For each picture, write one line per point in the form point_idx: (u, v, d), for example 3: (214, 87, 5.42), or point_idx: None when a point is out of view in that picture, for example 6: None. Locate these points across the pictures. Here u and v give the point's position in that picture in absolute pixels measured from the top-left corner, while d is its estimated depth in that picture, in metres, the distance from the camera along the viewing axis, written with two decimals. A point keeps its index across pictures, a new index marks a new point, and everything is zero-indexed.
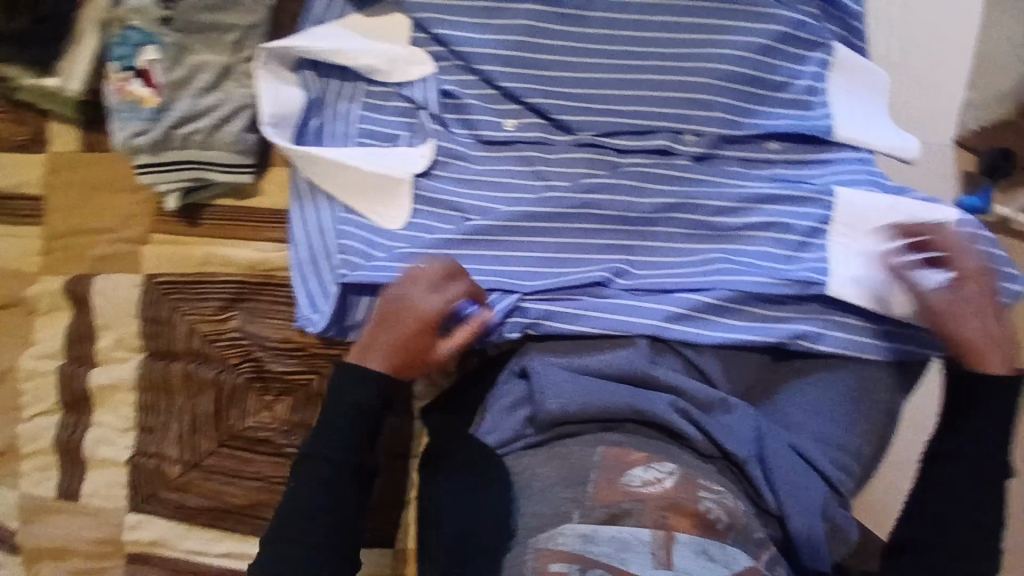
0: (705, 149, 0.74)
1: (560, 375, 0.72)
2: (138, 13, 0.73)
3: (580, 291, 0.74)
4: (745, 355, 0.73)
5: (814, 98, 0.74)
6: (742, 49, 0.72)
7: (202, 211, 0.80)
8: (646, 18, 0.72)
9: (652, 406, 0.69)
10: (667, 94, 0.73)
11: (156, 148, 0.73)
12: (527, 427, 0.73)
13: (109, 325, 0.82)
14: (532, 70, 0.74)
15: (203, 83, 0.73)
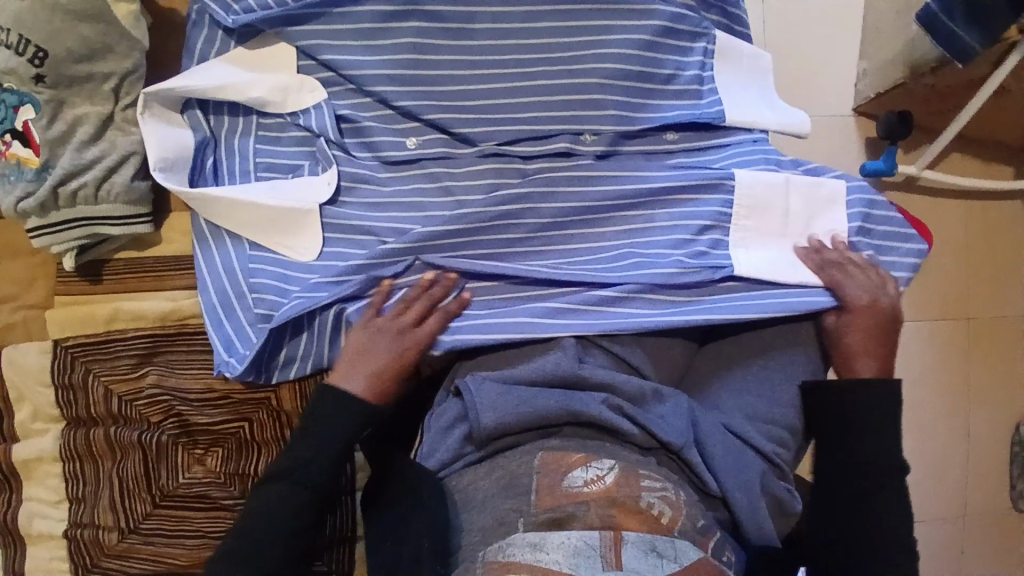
0: (606, 147, 0.75)
1: (492, 389, 0.70)
2: (7, 74, 0.69)
3: (502, 300, 0.74)
4: (665, 345, 0.74)
5: (704, 86, 0.77)
6: (625, 47, 0.74)
7: (103, 267, 0.78)
8: (530, 26, 0.73)
9: (586, 407, 0.67)
10: (561, 97, 0.74)
11: (44, 209, 0.71)
12: (466, 445, 0.71)
13: (24, 396, 0.79)
14: (425, 87, 0.74)
15: (86, 135, 0.71)
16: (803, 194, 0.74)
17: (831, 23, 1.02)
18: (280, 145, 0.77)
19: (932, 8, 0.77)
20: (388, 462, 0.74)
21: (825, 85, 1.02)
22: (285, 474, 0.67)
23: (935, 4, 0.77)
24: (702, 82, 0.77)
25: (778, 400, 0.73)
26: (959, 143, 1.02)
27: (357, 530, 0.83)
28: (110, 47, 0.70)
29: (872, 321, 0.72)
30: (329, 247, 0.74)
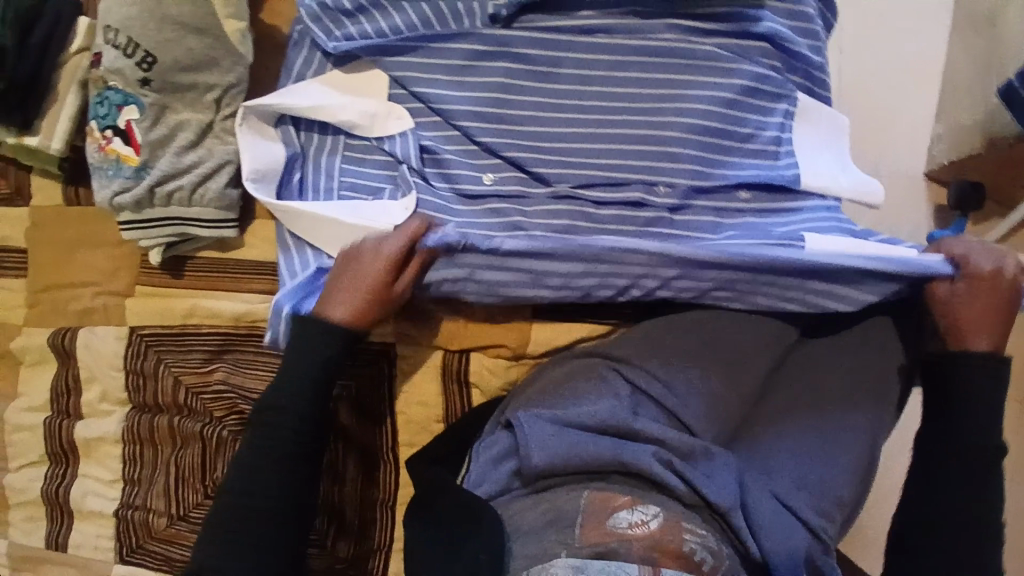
0: (679, 200, 0.75)
1: (545, 428, 0.72)
2: (113, 74, 0.73)
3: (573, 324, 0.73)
4: (720, 404, 0.76)
5: (782, 148, 0.77)
6: (707, 103, 0.74)
7: (185, 263, 0.81)
8: (614, 75, 0.75)
9: (637, 458, 0.69)
10: (639, 148, 0.75)
11: (138, 206, 0.75)
12: (514, 480, 0.73)
13: (94, 378, 0.83)
14: (507, 126, 0.77)
15: (185, 141, 0.74)
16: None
17: (907, 85, 1.02)
18: (365, 168, 0.80)
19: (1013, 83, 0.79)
20: (432, 486, 0.75)
21: (897, 148, 1.02)
22: (273, 411, 0.72)
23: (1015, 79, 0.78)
24: (778, 144, 0.77)
25: (829, 471, 0.73)
26: None
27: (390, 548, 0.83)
28: (216, 61, 0.73)
29: (995, 290, 0.66)
30: None
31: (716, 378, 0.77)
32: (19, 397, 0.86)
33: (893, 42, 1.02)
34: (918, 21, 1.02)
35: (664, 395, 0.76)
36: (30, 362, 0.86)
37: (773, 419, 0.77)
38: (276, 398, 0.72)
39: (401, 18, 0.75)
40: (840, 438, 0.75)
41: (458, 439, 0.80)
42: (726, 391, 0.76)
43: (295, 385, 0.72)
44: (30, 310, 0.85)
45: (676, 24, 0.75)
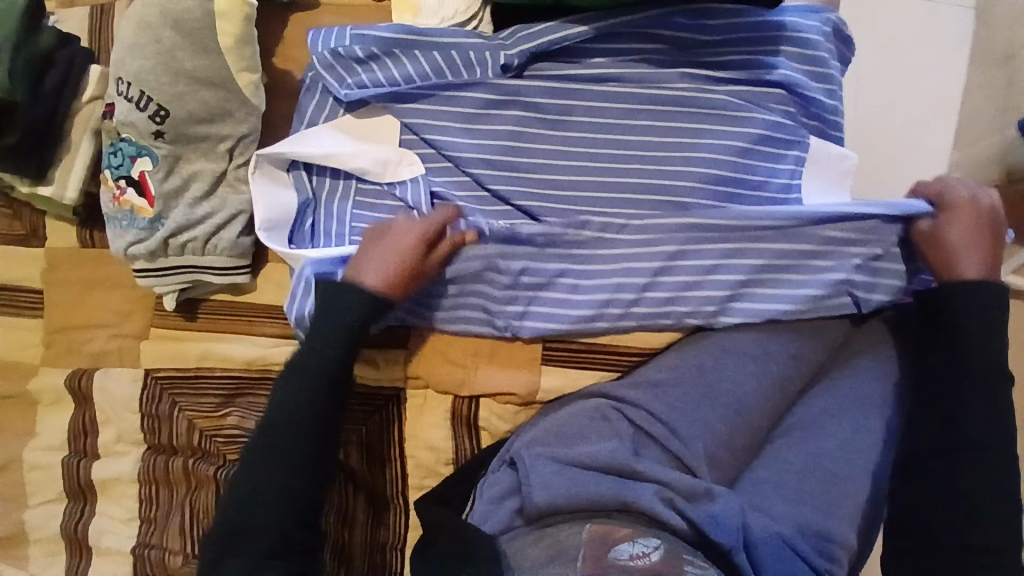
0: (683, 243, 0.72)
1: (548, 468, 0.70)
2: (126, 126, 0.73)
3: None
4: (730, 443, 0.72)
5: (790, 195, 0.75)
6: (721, 152, 0.72)
7: (200, 307, 0.82)
8: (626, 122, 0.73)
9: (638, 497, 0.66)
10: (650, 197, 0.74)
11: (152, 256, 0.76)
12: (516, 519, 0.71)
13: (109, 420, 0.84)
14: (517, 173, 0.76)
15: (198, 191, 0.75)
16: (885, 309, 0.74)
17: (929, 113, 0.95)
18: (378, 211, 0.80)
19: None
20: (438, 523, 0.75)
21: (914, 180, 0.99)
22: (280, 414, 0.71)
23: None
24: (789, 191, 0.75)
25: (845, 517, 0.70)
26: None
27: None
28: (230, 112, 0.74)
29: (975, 216, 0.71)
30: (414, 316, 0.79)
31: (728, 427, 0.72)
32: (36, 436, 0.88)
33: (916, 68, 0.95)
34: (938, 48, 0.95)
35: (671, 438, 0.72)
36: (47, 402, 0.87)
37: (790, 462, 0.72)
38: (268, 465, 0.69)
39: (413, 67, 0.75)
40: (855, 484, 0.71)
41: (466, 481, 0.79)
42: (738, 438, 0.73)
43: (286, 447, 0.70)
44: (46, 351, 0.87)
45: (690, 72, 0.73)
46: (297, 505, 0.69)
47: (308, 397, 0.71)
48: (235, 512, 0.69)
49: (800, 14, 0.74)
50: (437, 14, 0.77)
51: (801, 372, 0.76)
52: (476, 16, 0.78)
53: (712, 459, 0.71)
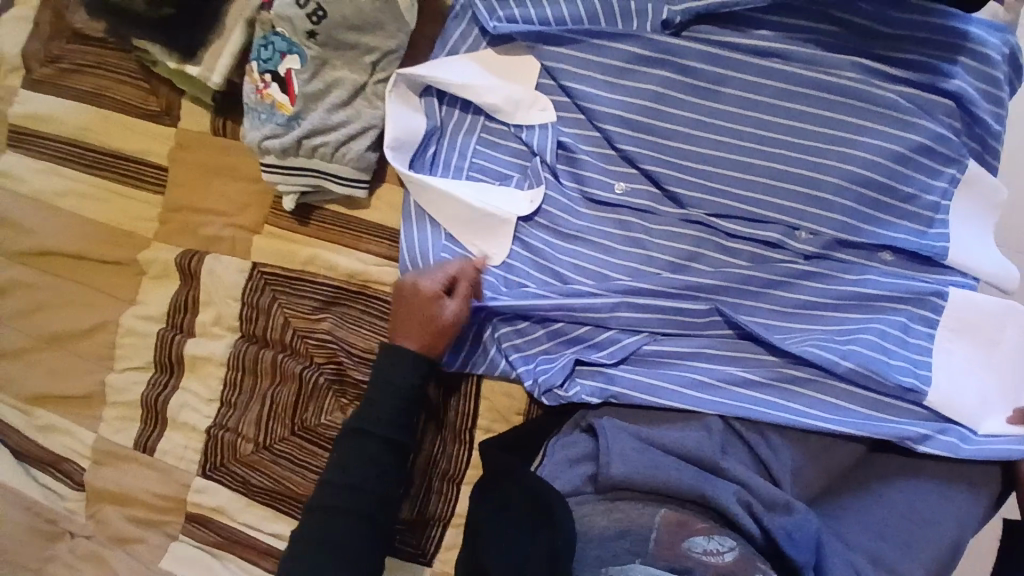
0: (818, 249, 0.72)
1: (628, 443, 0.73)
2: (283, 21, 0.74)
3: (675, 351, 0.74)
4: (817, 463, 0.73)
5: (937, 216, 0.71)
6: (877, 154, 0.69)
7: (312, 213, 0.85)
8: (782, 105, 0.70)
9: (718, 495, 0.69)
10: (789, 187, 0.71)
11: (284, 152, 0.77)
12: (587, 485, 0.75)
13: (211, 302, 0.87)
14: (652, 137, 0.74)
15: (338, 98, 0.76)
16: (1016, 341, 0.70)
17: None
18: (500, 151, 0.80)
19: None
20: (506, 471, 0.76)
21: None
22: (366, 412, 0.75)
23: None
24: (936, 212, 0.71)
25: (910, 554, 0.71)
26: None
27: (450, 519, 0.84)
28: (383, 24, 0.74)
29: None
30: (512, 259, 0.78)
31: (817, 446, 0.73)
32: (136, 304, 0.91)
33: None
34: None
35: (759, 445, 0.73)
36: (153, 274, 0.91)
37: (867, 487, 0.74)
38: (354, 466, 0.73)
39: (567, 10, 0.74)
40: (936, 523, 0.71)
41: (537, 434, 0.81)
42: (825, 460, 0.74)
43: (373, 451, 0.73)
44: (161, 226, 0.90)
45: (861, 62, 0.70)
46: (375, 504, 0.73)
47: (393, 399, 0.74)
48: (323, 498, 0.73)
49: (984, 28, 0.69)
50: None
51: None
52: None
53: (797, 471, 0.73)
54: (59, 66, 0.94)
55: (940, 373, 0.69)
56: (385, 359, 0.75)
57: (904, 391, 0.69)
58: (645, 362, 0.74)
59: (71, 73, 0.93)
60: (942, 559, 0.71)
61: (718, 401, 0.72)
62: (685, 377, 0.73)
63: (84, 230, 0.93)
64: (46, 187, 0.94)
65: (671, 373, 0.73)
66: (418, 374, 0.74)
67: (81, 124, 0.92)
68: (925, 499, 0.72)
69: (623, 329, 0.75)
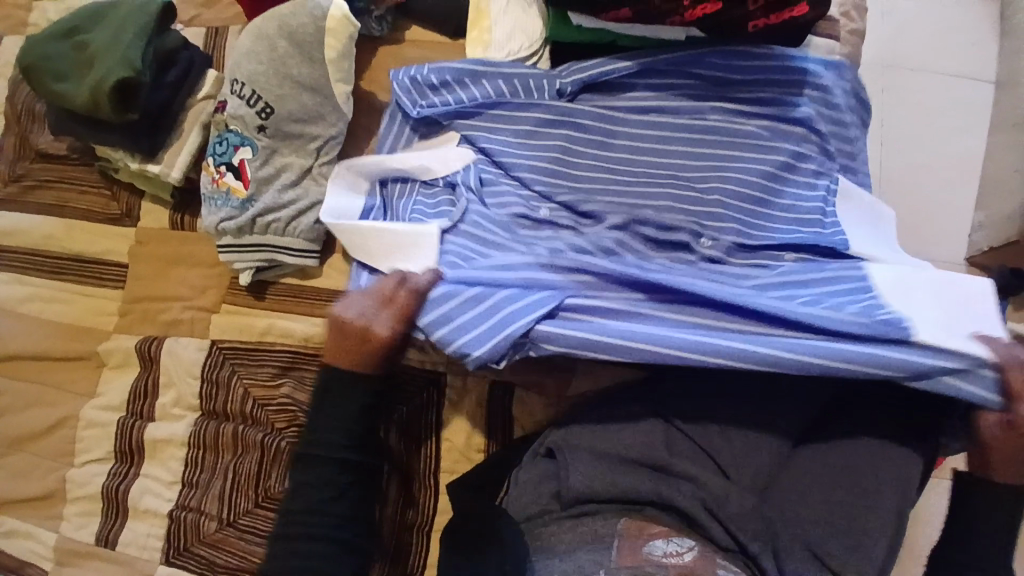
0: (719, 253, 0.80)
1: (585, 455, 0.76)
2: (235, 119, 0.85)
3: (613, 311, 0.70)
4: (757, 445, 0.75)
5: (826, 217, 0.82)
6: (750, 174, 0.82)
7: (268, 288, 0.92)
8: (667, 144, 0.85)
9: (672, 492, 0.73)
10: (685, 209, 0.83)
11: (240, 232, 0.85)
12: (553, 502, 0.78)
13: (173, 384, 0.91)
14: (565, 183, 0.86)
15: (288, 179, 0.86)
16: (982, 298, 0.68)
17: (949, 175, 1.18)
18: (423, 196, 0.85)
19: None
20: (472, 507, 0.78)
21: (931, 237, 1.16)
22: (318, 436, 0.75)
23: None
24: (824, 213, 0.83)
25: (856, 522, 0.71)
26: None
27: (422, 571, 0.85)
28: (323, 115, 0.86)
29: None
30: None
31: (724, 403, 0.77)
32: (97, 397, 0.93)
33: (930, 138, 1.20)
34: (950, 123, 1.20)
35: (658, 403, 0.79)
36: (113, 365, 0.94)
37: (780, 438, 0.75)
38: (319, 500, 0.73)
39: (478, 90, 0.87)
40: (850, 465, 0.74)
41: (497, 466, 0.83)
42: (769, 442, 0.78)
43: (331, 481, 0.73)
44: (122, 319, 0.95)
45: (722, 105, 0.86)
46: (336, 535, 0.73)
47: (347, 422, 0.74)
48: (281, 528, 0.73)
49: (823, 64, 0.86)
50: (504, 48, 0.89)
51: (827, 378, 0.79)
52: (537, 52, 0.90)
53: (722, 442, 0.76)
54: (23, 184, 1.02)
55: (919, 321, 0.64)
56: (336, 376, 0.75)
57: (861, 324, 0.64)
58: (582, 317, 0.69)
59: (33, 189, 1.01)
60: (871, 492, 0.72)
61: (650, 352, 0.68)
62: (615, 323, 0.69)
63: (45, 331, 0.96)
64: (6, 296, 0.98)
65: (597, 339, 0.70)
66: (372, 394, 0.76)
67: (43, 234, 0.99)
68: (860, 464, 0.73)
69: (548, 301, 0.70)
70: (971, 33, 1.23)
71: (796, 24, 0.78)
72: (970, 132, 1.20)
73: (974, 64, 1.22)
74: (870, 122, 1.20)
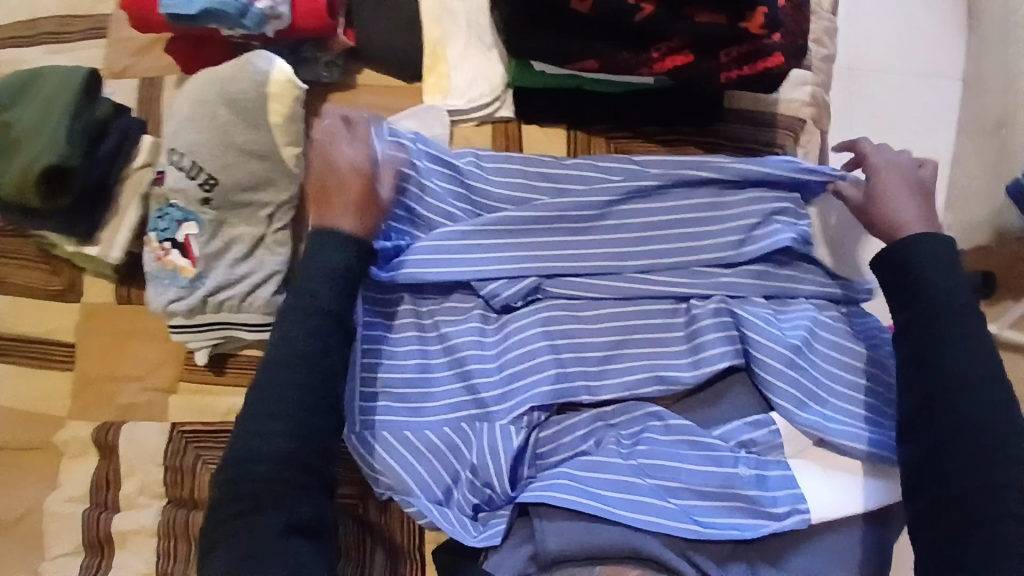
0: (700, 320, 0.79)
1: (563, 517, 0.72)
2: (176, 192, 0.80)
3: (553, 249, 0.82)
4: (728, 492, 0.72)
5: (763, 273, 0.81)
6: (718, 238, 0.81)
7: (228, 361, 0.86)
8: (642, 211, 0.82)
9: (647, 544, 0.71)
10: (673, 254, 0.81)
11: (191, 312, 0.79)
12: (530, 565, 0.73)
13: (134, 471, 0.86)
14: (551, 253, 0.82)
15: (238, 253, 0.81)
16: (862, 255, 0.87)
17: None
18: (401, 205, 0.82)
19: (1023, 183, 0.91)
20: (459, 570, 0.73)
21: None
22: (266, 403, 0.67)
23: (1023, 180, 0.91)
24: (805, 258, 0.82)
25: (714, 488, 0.73)
26: None
27: None
28: (274, 181, 0.80)
29: None
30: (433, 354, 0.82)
31: (717, 408, 0.79)
32: (58, 487, 0.89)
33: (901, 140, 1.13)
34: (919, 123, 1.14)
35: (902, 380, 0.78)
36: (71, 454, 0.89)
37: (927, 271, 0.70)
38: (280, 409, 0.66)
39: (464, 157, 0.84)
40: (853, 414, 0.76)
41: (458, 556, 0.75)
42: (768, 493, 0.73)
43: (279, 405, 0.67)
44: (76, 403, 0.89)
45: (703, 147, 0.85)
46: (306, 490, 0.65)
47: (287, 364, 0.68)
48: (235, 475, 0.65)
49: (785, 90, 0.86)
50: (464, 95, 0.85)
51: (749, 274, 0.81)
52: (498, 98, 0.86)
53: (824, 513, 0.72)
54: None
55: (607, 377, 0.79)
56: (289, 320, 0.70)
57: (620, 332, 0.80)
58: (564, 326, 0.81)
59: None
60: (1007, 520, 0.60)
61: (620, 325, 0.81)
62: (590, 340, 0.80)
63: None
64: None
65: (573, 267, 0.82)
66: (338, 271, 0.72)
67: None
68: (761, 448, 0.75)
69: (490, 335, 0.82)
70: (935, 30, 1.16)
71: (772, 76, 0.74)
72: (937, 135, 1.13)
73: (942, 61, 1.16)
74: (836, 126, 1.13)
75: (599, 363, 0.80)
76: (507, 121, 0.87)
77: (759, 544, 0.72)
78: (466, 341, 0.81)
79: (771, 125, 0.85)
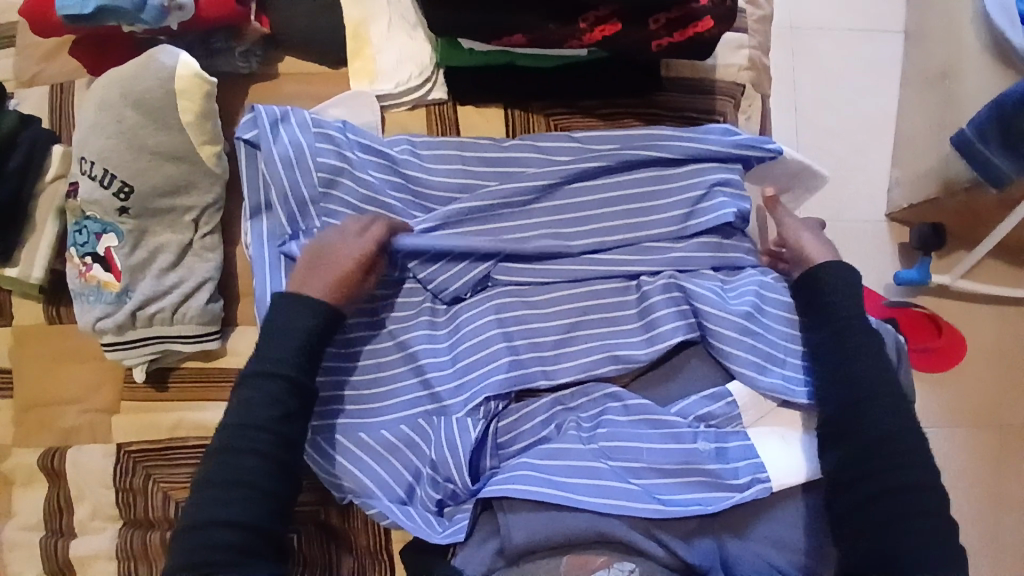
0: (649, 297, 0.77)
1: (526, 508, 0.69)
2: (92, 204, 0.75)
3: (497, 231, 0.78)
4: (690, 468, 0.71)
5: (714, 242, 0.79)
6: (666, 210, 0.79)
7: (170, 375, 0.82)
8: (587, 186, 0.79)
9: (611, 526, 0.69)
10: (618, 229, 0.79)
11: (121, 329, 0.75)
12: (497, 560, 0.70)
13: (85, 496, 0.82)
14: (491, 236, 0.78)
15: (165, 263, 0.77)
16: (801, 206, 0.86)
17: (860, 134, 1.22)
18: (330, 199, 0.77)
19: (970, 134, 0.96)
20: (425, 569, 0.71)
21: (852, 200, 1.20)
22: (226, 469, 0.64)
23: (971, 133, 0.97)
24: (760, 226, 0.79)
25: (677, 465, 0.71)
26: (996, 251, 1.21)
27: None
28: (194, 184, 0.76)
29: None
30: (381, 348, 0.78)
31: (675, 383, 0.77)
32: (12, 517, 0.86)
33: (840, 100, 1.23)
34: (860, 82, 1.23)
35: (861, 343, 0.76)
36: (21, 482, 0.85)
37: (835, 301, 0.74)
38: (243, 472, 0.64)
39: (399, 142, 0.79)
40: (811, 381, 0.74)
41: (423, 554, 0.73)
42: (728, 466, 0.71)
43: (243, 471, 0.64)
44: (17, 430, 0.86)
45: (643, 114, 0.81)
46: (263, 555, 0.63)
47: (248, 432, 0.65)
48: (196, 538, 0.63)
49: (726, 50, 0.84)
50: (392, 78, 0.80)
51: (697, 247, 0.79)
52: (429, 79, 0.82)
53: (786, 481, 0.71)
54: None
55: (563, 359, 0.77)
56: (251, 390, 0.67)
57: (573, 312, 0.78)
58: (513, 311, 0.78)
59: None
60: (920, 539, 0.62)
61: (571, 306, 0.78)
62: (541, 324, 0.77)
63: None
64: None
65: (521, 249, 0.78)
66: (301, 334, 0.69)
67: None
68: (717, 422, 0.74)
69: (438, 329, 0.79)
70: None
71: (703, 43, 0.71)
72: (882, 91, 1.23)
73: (879, 18, 1.26)
74: (781, 92, 1.23)
75: (550, 347, 0.77)
76: (440, 103, 0.82)
77: (725, 518, 0.71)
78: (416, 334, 0.78)
79: (709, 92, 0.82)
